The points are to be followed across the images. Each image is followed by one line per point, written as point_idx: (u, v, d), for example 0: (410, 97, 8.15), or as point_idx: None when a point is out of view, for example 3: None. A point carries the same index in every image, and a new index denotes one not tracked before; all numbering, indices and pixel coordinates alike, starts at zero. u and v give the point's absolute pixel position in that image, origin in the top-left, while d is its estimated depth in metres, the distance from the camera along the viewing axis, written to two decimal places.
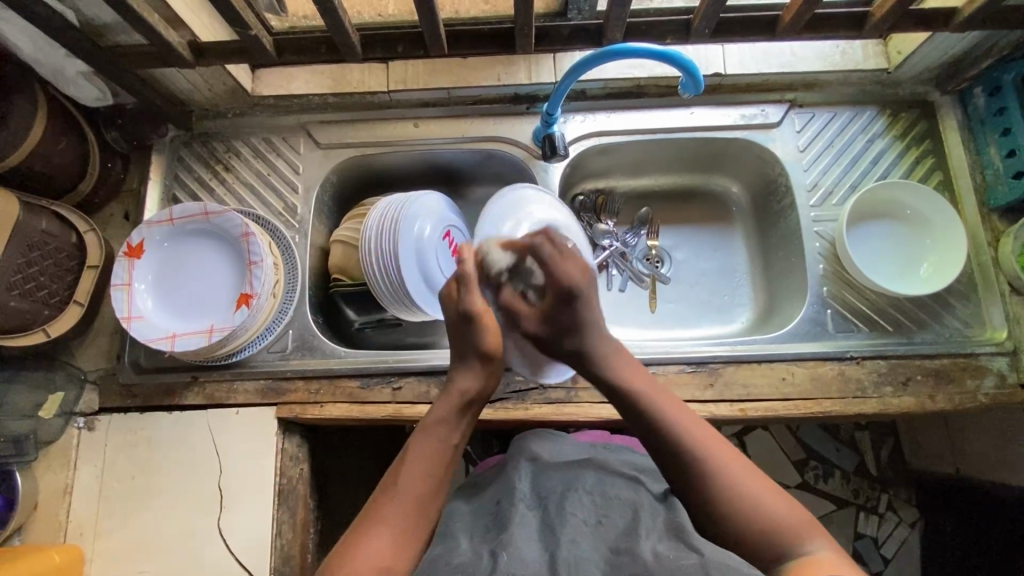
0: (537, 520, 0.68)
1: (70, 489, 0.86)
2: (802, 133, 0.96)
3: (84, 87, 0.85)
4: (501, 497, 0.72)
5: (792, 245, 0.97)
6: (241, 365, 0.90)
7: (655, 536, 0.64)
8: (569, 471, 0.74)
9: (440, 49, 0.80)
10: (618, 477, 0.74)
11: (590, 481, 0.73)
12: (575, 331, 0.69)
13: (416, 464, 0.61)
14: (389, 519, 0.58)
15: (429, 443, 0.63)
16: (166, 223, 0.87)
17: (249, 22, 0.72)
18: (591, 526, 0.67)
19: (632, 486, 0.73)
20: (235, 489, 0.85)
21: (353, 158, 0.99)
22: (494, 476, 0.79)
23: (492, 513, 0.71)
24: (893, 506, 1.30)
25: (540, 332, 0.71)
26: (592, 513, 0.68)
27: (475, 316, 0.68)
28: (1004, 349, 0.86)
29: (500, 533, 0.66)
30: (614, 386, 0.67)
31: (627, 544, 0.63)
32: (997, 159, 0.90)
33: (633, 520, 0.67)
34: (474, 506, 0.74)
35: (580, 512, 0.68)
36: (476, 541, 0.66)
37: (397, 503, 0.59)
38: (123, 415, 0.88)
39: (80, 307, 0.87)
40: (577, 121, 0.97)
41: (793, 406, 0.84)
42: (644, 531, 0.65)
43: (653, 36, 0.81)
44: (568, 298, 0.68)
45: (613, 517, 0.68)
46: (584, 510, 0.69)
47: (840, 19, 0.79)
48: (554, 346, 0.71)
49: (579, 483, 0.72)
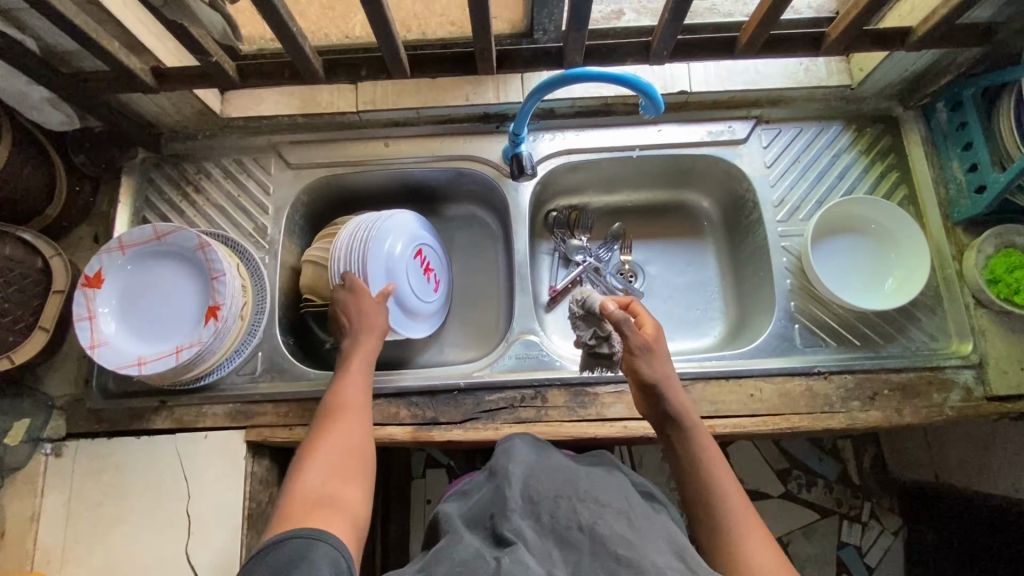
0: (533, 531, 0.58)
1: (36, 516, 0.85)
2: (768, 149, 0.97)
3: (50, 113, 0.85)
4: (496, 510, 0.63)
5: (760, 259, 0.98)
6: (211, 388, 0.90)
7: (656, 544, 0.57)
8: (564, 477, 0.66)
9: (403, 72, 0.80)
10: (615, 485, 0.66)
11: (583, 486, 0.63)
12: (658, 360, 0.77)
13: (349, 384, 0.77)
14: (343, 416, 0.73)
15: (356, 360, 0.81)
16: (135, 239, 0.86)
17: (211, 49, 0.72)
18: (587, 534, 0.57)
19: (624, 491, 0.65)
20: (205, 514, 0.84)
21: (324, 178, 0.99)
22: (478, 486, 0.71)
23: (486, 526, 0.62)
24: (876, 514, 1.30)
25: (638, 343, 0.77)
26: (586, 520, 0.59)
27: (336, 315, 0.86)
28: (971, 362, 0.87)
29: (499, 542, 0.58)
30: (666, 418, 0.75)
31: (628, 552, 0.54)
32: (959, 173, 0.91)
33: (633, 526, 0.58)
34: (469, 510, 0.67)
35: (574, 521, 0.59)
36: (477, 542, 0.59)
37: (341, 406, 0.74)
38: (91, 440, 0.88)
39: (47, 333, 0.85)
40: (546, 140, 0.99)
41: (761, 421, 0.84)
42: (642, 541, 0.57)
43: (615, 59, 0.82)
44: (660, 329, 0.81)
45: (612, 521, 0.58)
46: (579, 518, 0.59)
47: (799, 39, 0.80)
48: (646, 364, 0.76)
49: (571, 489, 0.63)
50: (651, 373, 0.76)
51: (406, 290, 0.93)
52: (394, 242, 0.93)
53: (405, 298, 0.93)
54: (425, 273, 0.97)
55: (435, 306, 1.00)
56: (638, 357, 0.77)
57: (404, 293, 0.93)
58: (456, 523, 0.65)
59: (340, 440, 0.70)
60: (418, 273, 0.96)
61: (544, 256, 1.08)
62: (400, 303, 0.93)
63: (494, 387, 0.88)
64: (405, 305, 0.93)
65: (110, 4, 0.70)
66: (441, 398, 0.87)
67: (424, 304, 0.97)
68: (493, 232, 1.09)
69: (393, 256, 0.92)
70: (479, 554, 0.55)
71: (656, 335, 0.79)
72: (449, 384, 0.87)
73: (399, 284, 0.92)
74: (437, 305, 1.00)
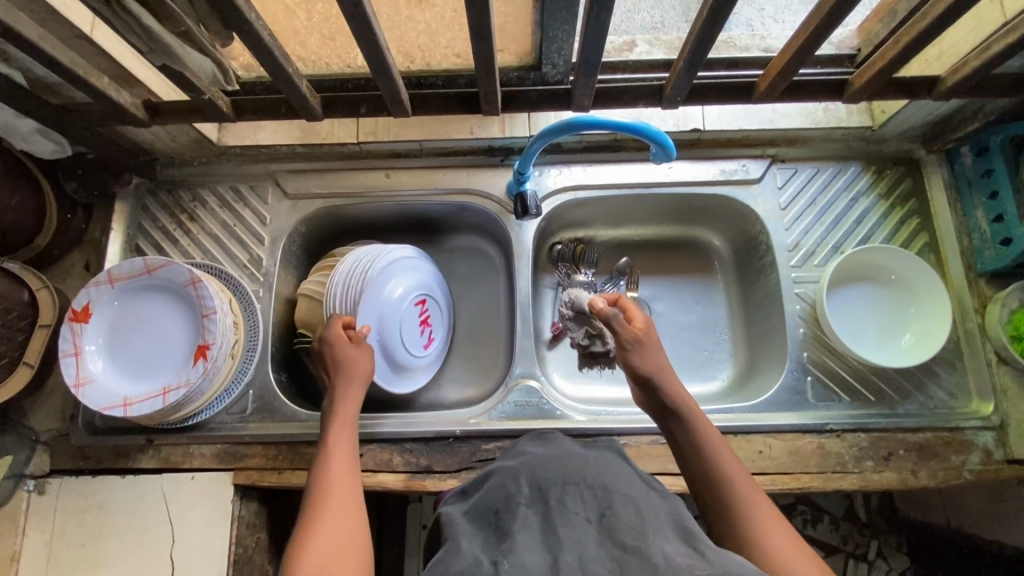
0: (540, 522, 0.48)
1: (16, 557, 0.82)
2: (783, 190, 0.94)
3: (40, 142, 0.82)
4: (501, 506, 0.52)
5: (772, 305, 0.94)
6: (199, 427, 0.87)
7: (662, 535, 0.47)
8: (570, 460, 0.56)
9: (404, 111, 0.78)
10: (622, 472, 0.56)
11: (590, 470, 0.54)
12: (652, 354, 0.73)
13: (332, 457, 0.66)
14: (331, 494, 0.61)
15: (335, 437, 0.70)
16: (123, 274, 0.84)
17: (203, 87, 0.69)
18: (596, 523, 0.48)
19: (636, 482, 0.55)
20: (189, 559, 0.81)
21: (322, 209, 0.96)
22: (480, 484, 0.60)
23: (491, 525, 0.51)
24: (883, 554, 1.16)
25: (629, 339, 0.74)
26: (594, 508, 0.49)
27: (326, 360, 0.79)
28: (991, 424, 0.83)
29: (501, 542, 0.47)
30: (661, 407, 0.69)
31: (636, 542, 0.45)
32: (983, 223, 0.87)
33: (643, 516, 0.49)
34: (474, 510, 0.56)
35: (581, 507, 0.49)
36: (480, 551, 0.47)
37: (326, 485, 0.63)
38: (75, 478, 0.85)
39: (31, 368, 0.83)
40: (553, 175, 0.95)
41: (770, 480, 0.81)
42: (651, 530, 0.47)
43: (626, 101, 0.79)
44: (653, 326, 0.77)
45: (620, 508, 0.49)
46: (588, 504, 0.50)
47: (818, 85, 0.77)
48: (639, 361, 0.72)
49: (579, 473, 0.54)
50: (647, 365, 0.71)
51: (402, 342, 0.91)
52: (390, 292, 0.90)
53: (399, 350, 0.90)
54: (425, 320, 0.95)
55: (425, 362, 0.96)
56: (629, 351, 0.73)
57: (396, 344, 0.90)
58: (460, 526, 0.53)
59: (331, 518, 0.58)
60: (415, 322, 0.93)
61: (547, 291, 1.04)
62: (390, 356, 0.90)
63: (492, 435, 0.85)
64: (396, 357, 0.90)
65: (100, 39, 0.67)
66: (436, 445, 0.85)
67: (410, 359, 0.92)
68: (495, 264, 1.05)
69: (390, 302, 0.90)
70: (477, 567, 0.44)
71: (646, 329, 0.76)
72: (445, 431, 0.84)
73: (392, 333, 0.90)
74: (424, 364, 0.96)
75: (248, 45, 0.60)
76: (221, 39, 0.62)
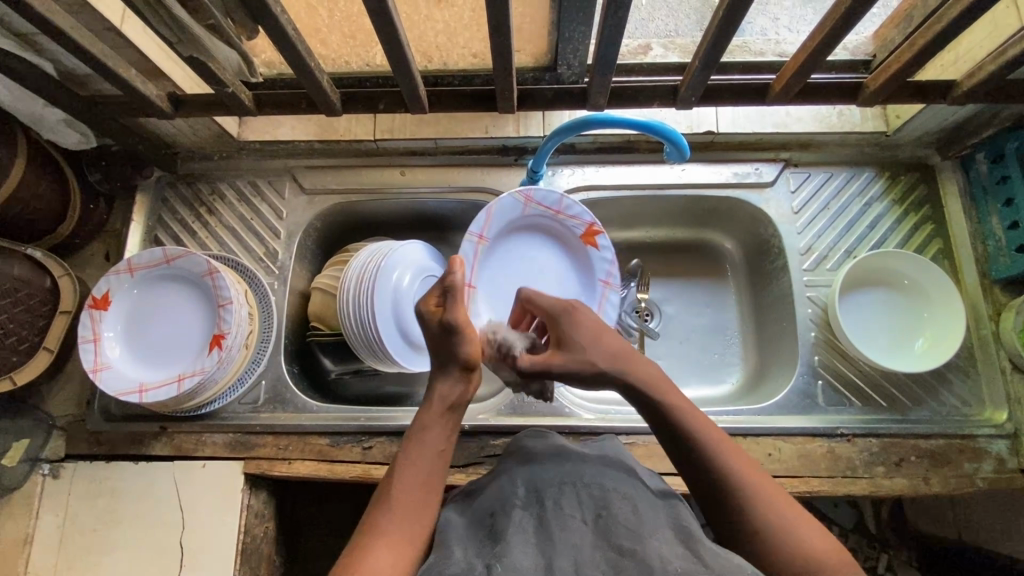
0: (537, 525, 0.48)
1: (30, 539, 0.84)
2: (796, 194, 0.94)
3: (67, 133, 0.84)
4: (498, 507, 0.52)
5: (783, 308, 0.94)
6: (212, 416, 0.88)
7: (659, 537, 0.46)
8: (565, 459, 0.57)
9: (422, 108, 0.80)
10: (624, 471, 0.55)
11: (588, 469, 0.54)
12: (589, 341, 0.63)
13: (407, 479, 0.54)
14: (389, 531, 0.51)
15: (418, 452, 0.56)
16: (160, 262, 0.85)
17: (227, 81, 0.71)
18: (592, 524, 0.48)
19: (632, 480, 0.54)
20: (197, 547, 0.82)
21: (338, 205, 0.98)
22: (482, 485, 0.59)
23: (488, 528, 0.51)
24: (893, 568, 1.11)
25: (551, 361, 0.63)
26: (591, 509, 0.49)
27: (454, 328, 0.61)
28: (1005, 432, 0.82)
29: (495, 545, 0.47)
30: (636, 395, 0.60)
31: (632, 544, 0.45)
32: (998, 229, 0.87)
33: (638, 516, 0.48)
34: (474, 510, 0.55)
35: (578, 509, 0.49)
36: (474, 554, 0.47)
37: (396, 499, 0.53)
38: (88, 463, 0.86)
39: (50, 353, 0.84)
40: (566, 175, 0.96)
41: (779, 484, 0.80)
42: (647, 532, 0.47)
43: (640, 101, 0.80)
44: (569, 315, 0.66)
45: (617, 509, 0.49)
46: (584, 505, 0.49)
47: (834, 88, 0.77)
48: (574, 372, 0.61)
49: (574, 473, 0.54)
50: (577, 331, 0.64)
51: (531, 267, 0.92)
52: (501, 215, 0.87)
53: (556, 250, 0.93)
54: (496, 309, 0.89)
55: None
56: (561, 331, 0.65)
57: (575, 230, 0.91)
58: (459, 527, 0.52)
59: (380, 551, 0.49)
60: (494, 299, 0.90)
61: None
62: (566, 241, 0.93)
63: (500, 431, 0.85)
64: (599, 251, 0.92)
65: (129, 32, 0.69)
66: None
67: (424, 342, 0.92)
68: None
69: (506, 215, 0.88)
70: (470, 571, 0.44)
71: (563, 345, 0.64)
72: None
73: (540, 249, 0.92)
74: None
75: (272, 38, 0.62)
76: (247, 32, 0.64)
